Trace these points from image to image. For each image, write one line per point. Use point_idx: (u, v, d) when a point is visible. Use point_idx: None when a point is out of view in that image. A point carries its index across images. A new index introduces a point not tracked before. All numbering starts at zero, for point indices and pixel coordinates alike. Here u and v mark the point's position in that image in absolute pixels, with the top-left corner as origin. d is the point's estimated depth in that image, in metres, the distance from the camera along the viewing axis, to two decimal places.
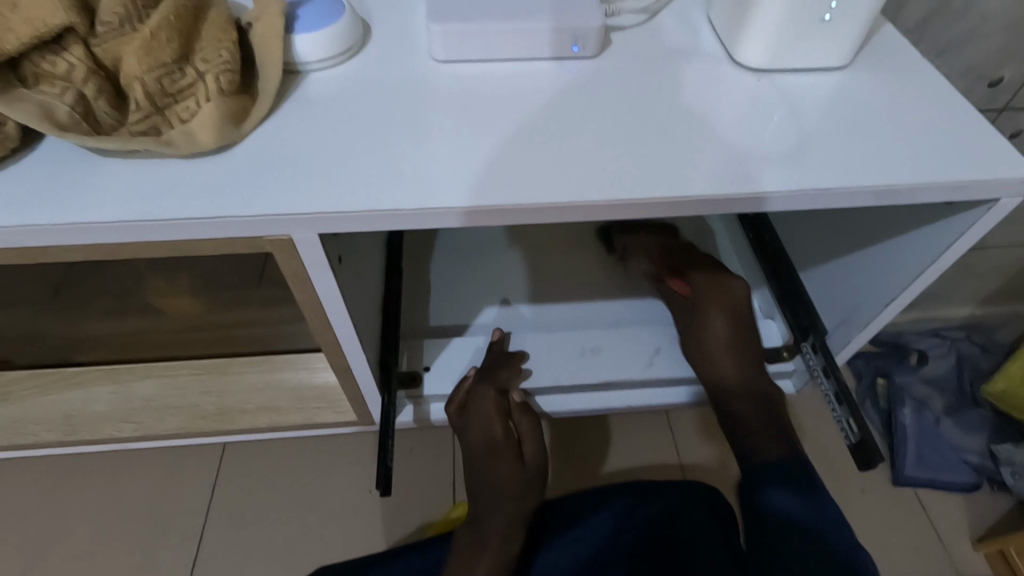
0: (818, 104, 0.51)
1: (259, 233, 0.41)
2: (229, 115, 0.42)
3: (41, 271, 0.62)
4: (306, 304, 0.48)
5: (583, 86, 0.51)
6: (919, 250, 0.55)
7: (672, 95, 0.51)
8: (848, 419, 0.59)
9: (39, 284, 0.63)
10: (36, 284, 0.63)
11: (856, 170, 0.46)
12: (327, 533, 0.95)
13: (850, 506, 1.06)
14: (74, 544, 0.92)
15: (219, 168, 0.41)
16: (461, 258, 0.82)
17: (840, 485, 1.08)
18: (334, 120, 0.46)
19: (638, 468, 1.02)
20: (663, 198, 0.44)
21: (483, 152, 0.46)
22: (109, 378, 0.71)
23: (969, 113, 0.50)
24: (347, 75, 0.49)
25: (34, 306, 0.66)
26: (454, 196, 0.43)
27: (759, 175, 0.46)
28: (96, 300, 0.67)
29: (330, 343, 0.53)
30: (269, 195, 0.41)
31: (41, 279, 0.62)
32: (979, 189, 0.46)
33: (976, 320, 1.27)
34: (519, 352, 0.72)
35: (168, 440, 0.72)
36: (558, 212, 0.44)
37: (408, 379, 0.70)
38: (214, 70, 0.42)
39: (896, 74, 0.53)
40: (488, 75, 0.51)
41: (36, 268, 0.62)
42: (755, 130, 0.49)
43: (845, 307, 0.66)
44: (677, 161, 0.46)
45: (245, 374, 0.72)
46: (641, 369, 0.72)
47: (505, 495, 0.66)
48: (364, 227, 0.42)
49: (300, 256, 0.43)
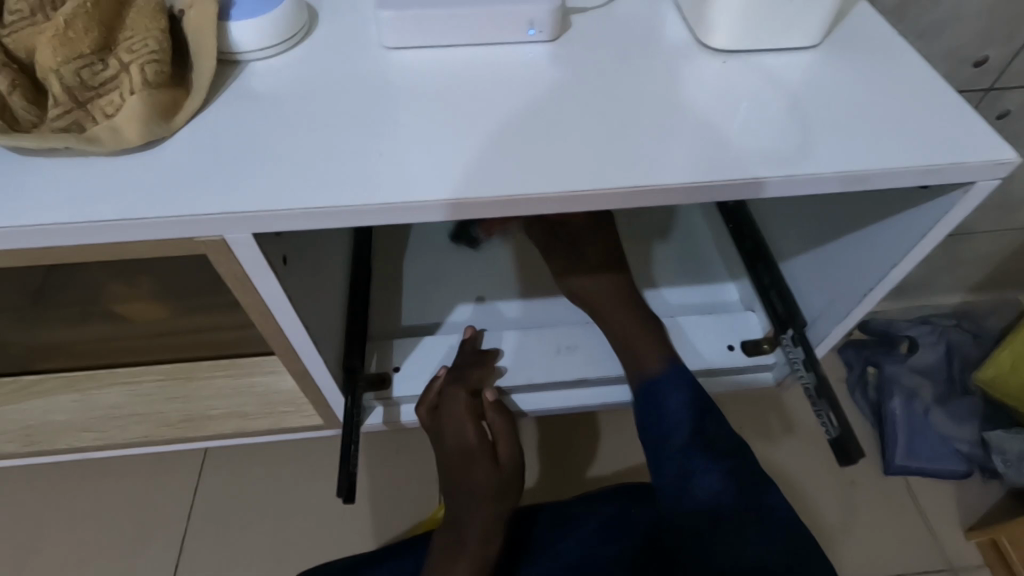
0: (789, 88, 0.49)
1: (188, 234, 0.39)
2: (155, 108, 0.39)
3: (15, 281, 0.56)
4: (255, 310, 0.46)
5: (540, 72, 0.49)
6: (896, 238, 0.53)
7: (635, 81, 0.49)
8: (827, 413, 0.57)
9: (14, 292, 0.58)
10: (10, 293, 0.58)
11: (828, 156, 0.44)
12: (307, 536, 0.93)
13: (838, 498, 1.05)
14: (45, 553, 0.90)
15: (148, 164, 0.39)
16: (434, 254, 0.80)
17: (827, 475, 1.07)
18: (275, 112, 0.43)
19: (624, 465, 1.01)
20: (619, 189, 0.42)
21: (434, 143, 0.43)
22: (72, 388, 0.69)
23: (943, 91, 0.48)
24: (291, 65, 0.47)
25: (6, 312, 0.61)
26: (394, 190, 0.40)
27: (726, 162, 0.44)
28: (60, 309, 0.61)
29: (285, 348, 0.51)
30: (198, 193, 0.38)
31: (16, 285, 0.56)
32: (956, 173, 0.44)
33: (965, 306, 1.25)
34: (494, 350, 0.69)
35: (134, 450, 0.70)
36: (517, 206, 0.42)
37: (378, 380, 0.66)
38: (139, 60, 0.39)
39: (872, 55, 0.51)
40: (442, 62, 0.49)
41: (8, 279, 0.56)
42: (720, 113, 0.47)
43: (823, 298, 0.64)
44: (637, 149, 0.44)
45: (214, 380, 0.69)
46: (620, 366, 0.69)
47: (481, 498, 0.64)
48: (307, 226, 0.40)
49: (239, 259, 0.41)
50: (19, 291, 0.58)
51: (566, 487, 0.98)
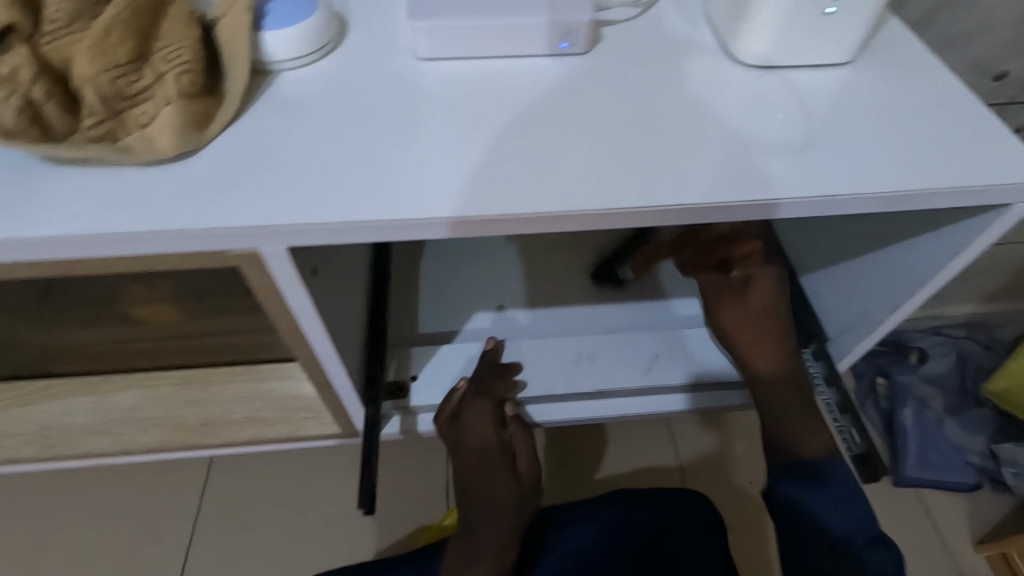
0: (821, 103, 0.48)
1: (221, 248, 0.38)
2: (190, 119, 0.39)
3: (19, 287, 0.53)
4: (281, 319, 0.46)
5: (572, 84, 0.49)
6: (928, 256, 0.52)
7: (666, 94, 0.49)
8: (850, 429, 0.57)
9: (18, 294, 0.54)
10: (15, 295, 0.54)
11: (864, 175, 0.44)
12: (316, 540, 0.93)
13: None
14: (58, 551, 0.91)
15: (179, 175, 0.39)
16: (451, 261, 0.80)
17: None
18: (308, 123, 0.43)
19: (634, 472, 1.00)
20: (653, 206, 0.42)
21: (468, 156, 0.43)
22: (87, 391, 0.68)
23: (977, 108, 0.48)
24: (322, 74, 0.46)
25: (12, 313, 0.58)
26: (428, 205, 0.40)
27: (761, 179, 0.43)
28: (71, 310, 0.58)
29: (308, 358, 0.51)
30: (231, 205, 0.38)
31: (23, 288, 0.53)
32: (992, 195, 0.44)
33: (976, 317, 1.24)
34: (515, 363, 0.69)
35: (148, 454, 0.70)
36: (551, 222, 0.42)
37: (395, 389, 0.67)
38: (175, 70, 0.39)
39: (903, 71, 0.51)
40: (473, 73, 0.49)
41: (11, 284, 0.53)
42: (753, 128, 0.46)
43: (848, 313, 0.64)
44: (672, 164, 0.44)
45: (228, 385, 0.69)
46: (638, 376, 0.68)
47: (498, 509, 0.64)
48: (341, 239, 0.40)
49: (269, 270, 0.41)
50: (27, 291, 0.54)
51: (577, 495, 0.98)
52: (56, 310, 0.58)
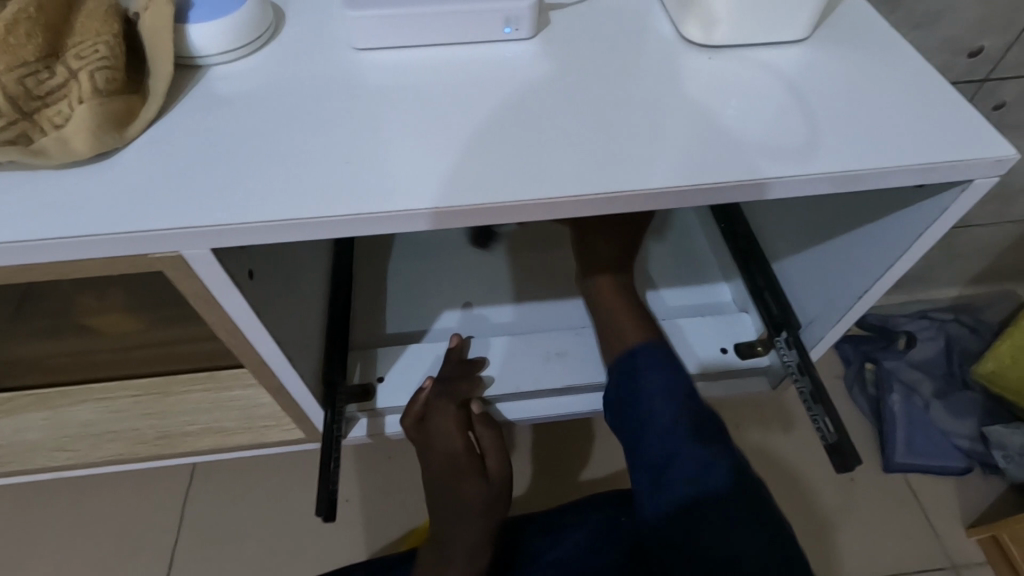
0: (775, 83, 0.47)
1: (142, 251, 0.37)
2: (106, 117, 0.37)
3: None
4: (222, 326, 0.44)
5: (523, 72, 0.47)
6: (896, 235, 0.51)
7: (618, 79, 0.47)
8: (823, 418, 0.56)
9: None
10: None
11: (818, 155, 0.42)
12: (298, 548, 0.92)
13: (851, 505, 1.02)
14: (35, 566, 0.90)
15: (101, 177, 0.37)
16: (421, 259, 0.78)
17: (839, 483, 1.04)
18: (240, 121, 0.41)
19: (617, 472, 0.99)
20: (604, 194, 0.40)
21: (415, 150, 0.41)
22: (46, 405, 0.67)
23: (938, 83, 0.46)
24: (255, 68, 0.45)
25: None
26: (374, 201, 0.38)
27: (720, 163, 0.42)
28: (38, 322, 0.60)
29: (257, 364, 0.49)
30: (153, 207, 0.36)
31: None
32: (952, 172, 0.42)
33: (964, 299, 1.23)
34: (479, 359, 0.67)
35: (111, 468, 0.68)
36: (501, 215, 0.40)
37: (361, 392, 0.64)
38: (88, 66, 0.37)
39: (860, 50, 0.49)
40: (414, 64, 0.47)
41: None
42: (708, 110, 0.45)
43: (820, 298, 0.62)
44: (623, 153, 0.42)
45: (191, 395, 0.67)
46: (604, 373, 0.67)
47: (471, 513, 0.63)
48: (273, 239, 0.38)
49: (198, 274, 0.39)
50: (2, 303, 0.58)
51: (561, 493, 0.96)
52: (30, 322, 0.60)
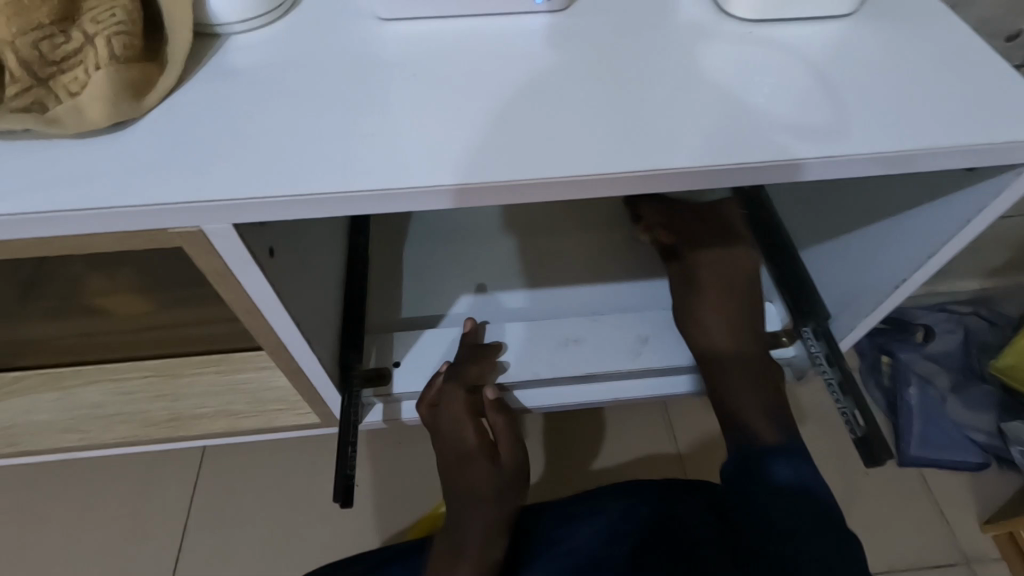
0: (817, 58, 0.45)
1: (156, 225, 0.35)
2: (125, 87, 0.36)
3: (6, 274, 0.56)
4: (237, 306, 0.43)
5: (550, 45, 0.45)
6: (938, 223, 0.49)
7: (653, 53, 0.45)
8: (852, 411, 0.54)
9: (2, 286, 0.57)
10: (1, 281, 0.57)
11: (863, 135, 0.40)
12: (308, 532, 0.91)
13: (863, 498, 1.01)
14: (47, 546, 0.90)
15: (117, 147, 0.36)
16: (436, 242, 0.76)
17: (848, 475, 1.03)
18: (266, 92, 0.40)
19: (629, 464, 0.97)
20: (639, 171, 0.38)
21: (440, 124, 0.40)
22: (57, 385, 0.66)
23: (989, 60, 0.44)
24: (273, 36, 0.43)
25: None
26: (396, 175, 0.37)
27: (762, 145, 0.40)
28: (38, 304, 0.60)
29: (273, 346, 0.47)
30: (173, 179, 0.35)
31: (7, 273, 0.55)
32: (1007, 154, 0.40)
33: (984, 292, 1.20)
34: (496, 343, 0.66)
35: (122, 449, 0.67)
36: (532, 190, 0.38)
37: (375, 375, 0.62)
38: (105, 31, 0.36)
39: (903, 27, 0.47)
40: (439, 35, 0.45)
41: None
42: (749, 86, 0.43)
43: (851, 287, 0.61)
44: (663, 131, 0.40)
45: (204, 376, 0.66)
46: (626, 361, 0.65)
47: (482, 498, 0.62)
48: (295, 215, 0.37)
49: (217, 251, 0.38)
50: (10, 287, 0.58)
51: (573, 482, 0.95)
52: (33, 301, 0.60)
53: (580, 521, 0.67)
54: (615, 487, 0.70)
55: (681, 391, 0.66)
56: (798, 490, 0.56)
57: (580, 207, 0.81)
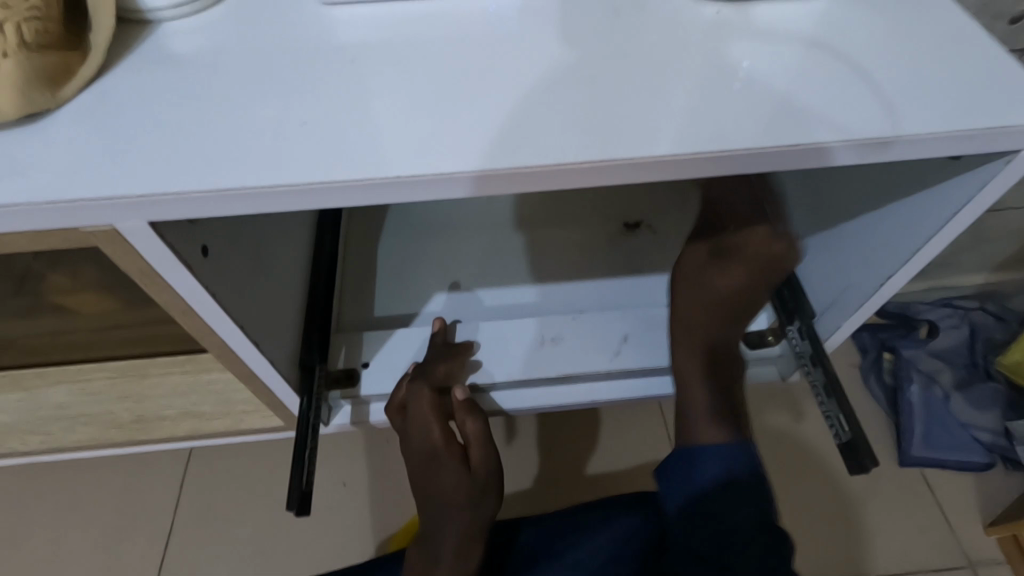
0: (795, 41, 0.42)
1: (69, 225, 0.34)
2: (37, 77, 0.34)
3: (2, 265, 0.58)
4: (176, 308, 0.41)
5: (506, 30, 0.42)
6: (924, 216, 0.46)
7: (618, 38, 0.42)
8: (838, 416, 0.51)
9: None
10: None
11: (838, 121, 0.37)
12: (290, 534, 0.90)
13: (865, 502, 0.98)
14: (26, 548, 0.89)
15: (28, 142, 0.34)
16: (412, 239, 0.74)
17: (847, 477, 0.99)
18: (198, 80, 0.38)
19: (623, 466, 0.95)
20: (598, 161, 0.36)
21: (382, 116, 0.37)
22: (19, 386, 0.64)
23: (979, 40, 0.41)
24: (210, 24, 0.41)
25: None
26: (329, 168, 0.35)
27: (726, 133, 0.37)
28: (26, 299, 0.61)
29: (217, 347, 0.45)
30: (83, 173, 0.33)
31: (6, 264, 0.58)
32: (992, 141, 0.37)
33: (990, 287, 1.16)
34: (467, 343, 0.64)
35: (85, 453, 0.65)
36: (484, 185, 0.36)
37: (344, 377, 0.62)
38: (14, 16, 0.34)
39: (888, 7, 0.44)
40: (390, 20, 0.43)
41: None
42: (721, 67, 0.40)
43: (838, 285, 0.58)
44: (624, 117, 0.38)
45: (169, 377, 0.65)
46: (604, 361, 0.62)
47: (454, 507, 0.60)
48: (220, 211, 0.34)
49: (138, 250, 0.36)
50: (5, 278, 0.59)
51: (563, 484, 0.93)
52: (27, 295, 0.61)
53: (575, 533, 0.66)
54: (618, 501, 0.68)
55: (670, 394, 0.63)
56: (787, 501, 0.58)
57: (566, 203, 0.78)
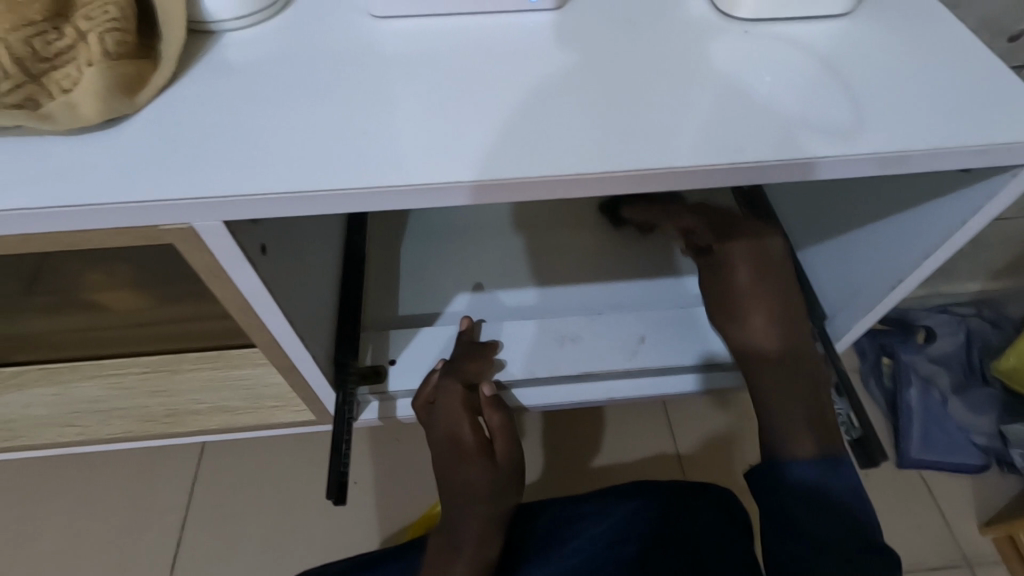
0: (816, 58, 0.45)
1: (150, 223, 0.36)
2: (117, 84, 0.37)
3: (12, 265, 0.57)
4: (231, 302, 0.43)
5: (543, 44, 0.45)
6: (933, 224, 0.49)
7: (649, 52, 0.45)
8: (849, 413, 0.54)
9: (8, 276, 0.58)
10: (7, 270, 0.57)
11: (859, 135, 0.40)
12: (305, 529, 0.91)
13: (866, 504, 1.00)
14: (45, 541, 0.90)
15: (106, 144, 0.37)
16: (434, 242, 0.76)
17: None
18: (261, 88, 0.40)
19: (630, 464, 0.97)
20: (636, 170, 0.38)
21: (432, 125, 0.39)
22: (53, 379, 0.66)
23: (987, 61, 0.44)
24: (268, 35, 0.44)
25: None
26: (384, 173, 0.37)
27: (755, 145, 0.39)
28: (50, 297, 0.61)
29: (265, 342, 0.47)
30: (162, 174, 0.36)
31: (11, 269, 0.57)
32: (1001, 155, 0.40)
33: (986, 294, 1.19)
34: (493, 342, 0.66)
35: (116, 445, 0.67)
36: (529, 190, 0.38)
37: (372, 374, 0.64)
38: (97, 29, 0.37)
39: (901, 28, 0.47)
40: (434, 32, 0.45)
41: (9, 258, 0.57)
42: (747, 82, 0.43)
43: (848, 288, 0.61)
44: (658, 128, 0.40)
45: (199, 373, 0.67)
46: (622, 360, 0.65)
47: (479, 498, 0.61)
48: (284, 212, 0.37)
49: (208, 248, 0.38)
50: (14, 277, 0.58)
51: (572, 482, 0.95)
52: (43, 293, 0.60)
53: (584, 520, 0.66)
54: (625, 488, 0.68)
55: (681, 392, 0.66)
56: (818, 494, 0.51)
57: (581, 208, 0.80)
